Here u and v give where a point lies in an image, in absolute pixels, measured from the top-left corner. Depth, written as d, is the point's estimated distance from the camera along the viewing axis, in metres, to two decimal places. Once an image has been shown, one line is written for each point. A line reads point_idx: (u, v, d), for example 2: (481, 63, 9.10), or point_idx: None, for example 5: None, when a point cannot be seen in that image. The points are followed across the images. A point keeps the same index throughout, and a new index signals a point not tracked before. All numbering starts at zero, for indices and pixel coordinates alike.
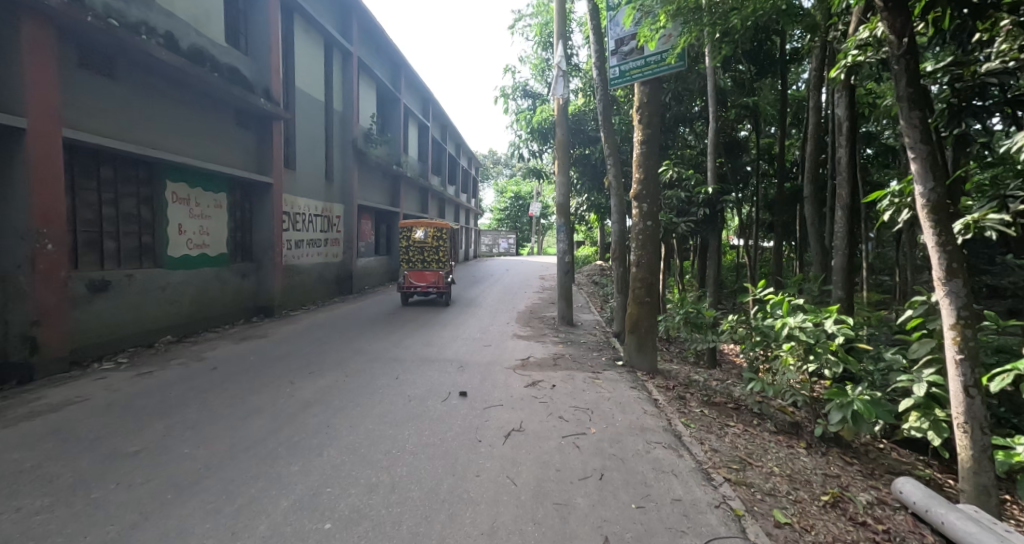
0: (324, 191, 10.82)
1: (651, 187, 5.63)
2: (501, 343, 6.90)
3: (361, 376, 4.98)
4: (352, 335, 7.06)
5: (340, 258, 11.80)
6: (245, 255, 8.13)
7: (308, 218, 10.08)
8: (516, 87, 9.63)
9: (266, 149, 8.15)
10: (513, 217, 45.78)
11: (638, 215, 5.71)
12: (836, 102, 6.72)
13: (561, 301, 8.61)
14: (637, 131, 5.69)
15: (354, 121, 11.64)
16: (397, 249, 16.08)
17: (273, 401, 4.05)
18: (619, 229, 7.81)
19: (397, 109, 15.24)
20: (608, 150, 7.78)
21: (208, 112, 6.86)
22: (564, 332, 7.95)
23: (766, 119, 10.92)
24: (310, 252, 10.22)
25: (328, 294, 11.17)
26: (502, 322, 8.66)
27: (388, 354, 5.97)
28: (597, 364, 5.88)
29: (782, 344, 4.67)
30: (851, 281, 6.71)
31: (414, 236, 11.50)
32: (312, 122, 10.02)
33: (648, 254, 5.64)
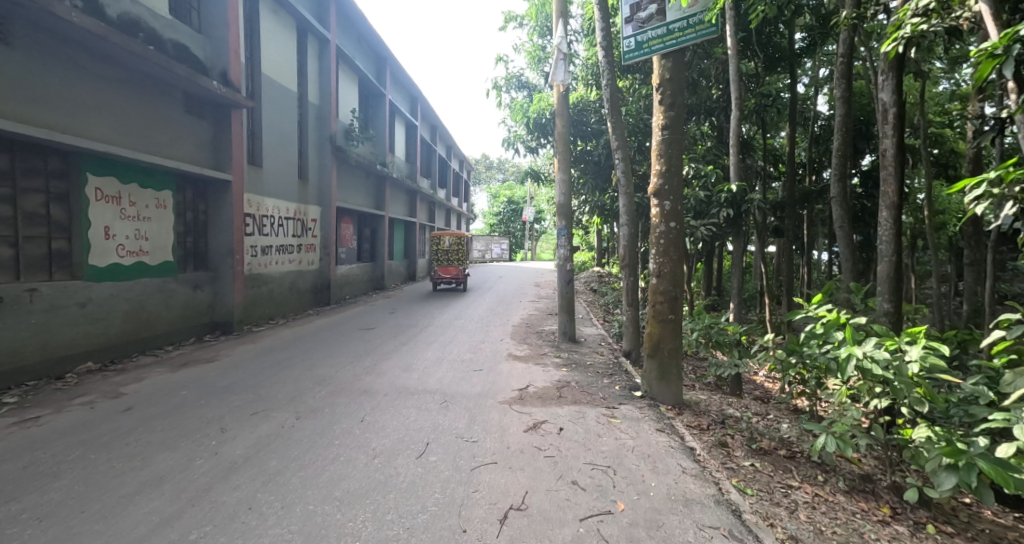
0: (297, 191, 9.78)
1: (675, 181, 4.68)
2: (494, 366, 5.90)
3: (317, 417, 3.93)
4: (320, 357, 6.00)
5: (317, 265, 10.76)
6: (200, 263, 7.05)
7: (277, 221, 9.02)
8: (509, 78, 8.65)
9: (223, 142, 7.10)
10: (506, 223, 44.79)
11: (660, 216, 4.76)
12: (881, 88, 5.85)
13: (562, 314, 7.66)
14: (657, 115, 4.73)
15: (331, 114, 10.66)
16: (383, 256, 15.04)
17: (186, 462, 2.99)
18: (629, 233, 6.87)
19: (381, 106, 14.27)
20: (616, 143, 6.84)
21: (147, 95, 5.81)
22: (566, 351, 6.98)
23: (781, 114, 10.06)
24: (279, 259, 9.16)
25: (302, 306, 10.09)
26: (496, 339, 7.63)
27: (358, 384, 4.92)
28: (609, 395, 4.89)
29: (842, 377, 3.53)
30: (899, 293, 5.78)
31: (442, 243, 16.17)
32: (282, 114, 9.01)
33: (671, 262, 4.69)
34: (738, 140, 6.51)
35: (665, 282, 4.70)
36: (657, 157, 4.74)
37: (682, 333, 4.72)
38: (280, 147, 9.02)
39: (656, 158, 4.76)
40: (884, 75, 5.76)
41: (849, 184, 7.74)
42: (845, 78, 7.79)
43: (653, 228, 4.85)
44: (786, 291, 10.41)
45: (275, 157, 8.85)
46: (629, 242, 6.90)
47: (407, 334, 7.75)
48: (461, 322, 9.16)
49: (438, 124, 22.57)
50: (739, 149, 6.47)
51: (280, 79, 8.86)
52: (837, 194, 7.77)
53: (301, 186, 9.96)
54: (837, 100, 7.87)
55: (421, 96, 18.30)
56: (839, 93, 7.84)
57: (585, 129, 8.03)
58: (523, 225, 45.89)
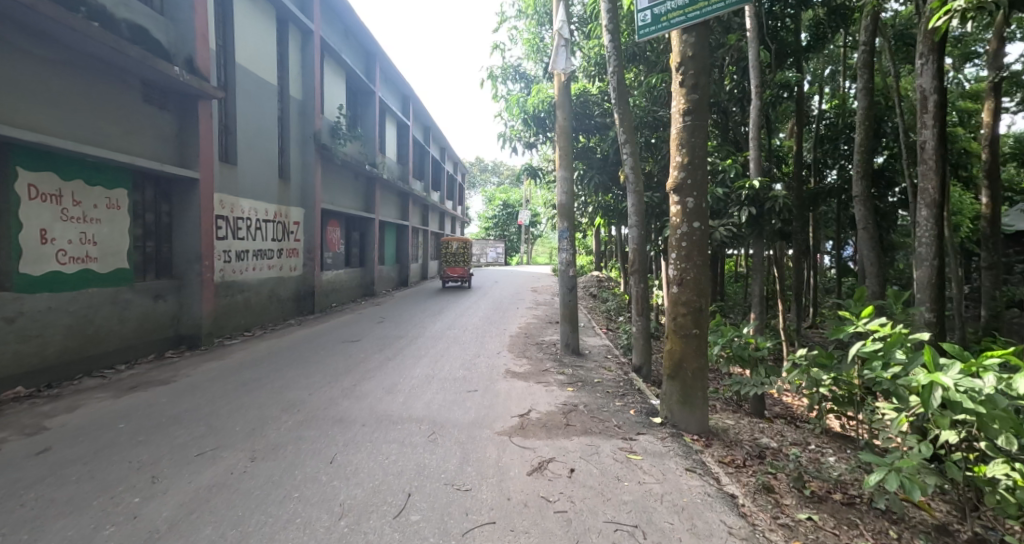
0: (277, 191, 9.11)
1: (699, 172, 4.07)
2: (490, 386, 5.25)
3: (277, 457, 3.24)
4: (293, 377, 5.30)
5: (299, 271, 10.08)
6: (162, 270, 6.35)
7: (253, 224, 8.34)
8: (506, 68, 8.03)
9: (189, 135, 6.40)
10: (502, 227, 44.16)
11: (681, 215, 4.14)
12: (919, 73, 5.29)
13: (565, 324, 7.04)
14: (677, 97, 4.12)
15: (315, 110, 10.01)
16: (373, 261, 14.37)
17: (91, 531, 2.29)
18: (638, 236, 6.26)
19: (370, 103, 13.64)
20: (623, 136, 6.24)
21: (94, 80, 5.13)
22: (569, 366, 6.36)
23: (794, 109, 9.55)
24: (257, 265, 8.47)
25: (283, 316, 9.38)
26: (492, 352, 6.98)
27: (332, 411, 4.22)
28: (623, 423, 4.24)
29: (922, 404, 2.82)
30: (941, 301, 5.20)
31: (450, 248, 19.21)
32: (260, 108, 8.34)
33: (695, 267, 4.07)
34: (758, 133, 5.93)
35: (688, 290, 4.08)
36: (677, 145, 4.12)
37: (707, 350, 4.10)
38: (258, 144, 8.35)
39: (675, 147, 4.15)
40: (923, 58, 5.22)
41: (874, 182, 7.20)
42: (868, 67, 7.24)
43: (672, 230, 4.23)
44: (795, 297, 9.90)
45: (252, 154, 8.17)
46: (638, 246, 6.29)
47: (395, 348, 7.07)
48: (454, 333, 8.49)
49: (431, 124, 21.94)
50: (760, 142, 5.88)
51: (257, 71, 8.20)
52: (860, 193, 7.22)
53: (281, 187, 9.28)
54: (857, 93, 7.34)
55: (413, 95, 17.68)
56: (860, 85, 7.31)
57: (588, 122, 7.43)
58: (519, 228, 45.30)
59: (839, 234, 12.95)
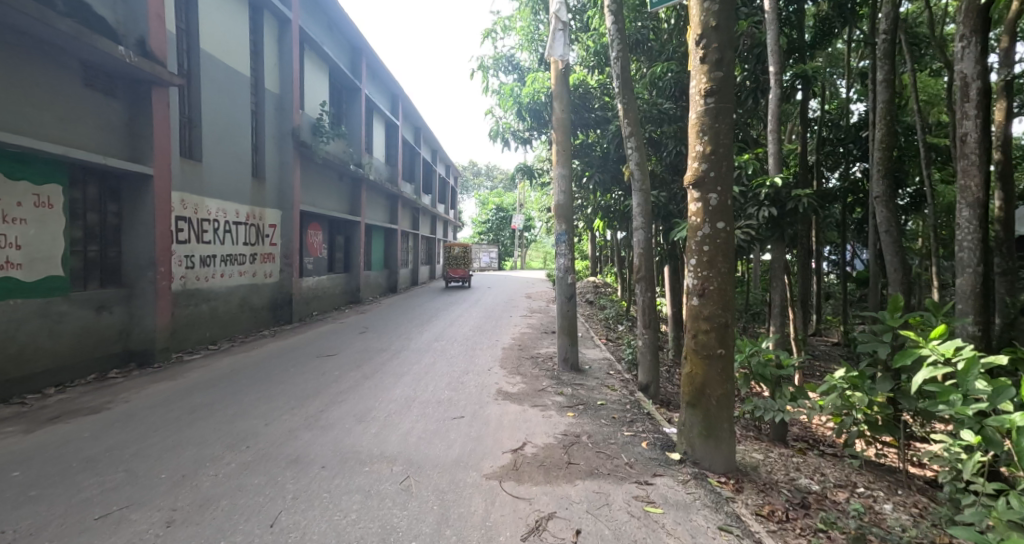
0: (250, 191, 8.41)
1: (724, 165, 3.45)
2: (479, 411, 4.58)
3: (203, 518, 2.53)
4: (251, 402, 4.59)
5: (276, 278, 9.36)
6: (109, 277, 5.61)
7: (222, 226, 7.62)
8: (497, 58, 7.41)
9: (141, 126, 5.68)
10: (495, 231, 43.45)
11: (701, 215, 3.53)
12: (958, 58, 4.73)
13: (562, 337, 6.41)
14: (697, 77, 3.51)
15: (294, 105, 9.36)
16: (358, 266, 13.67)
17: None
18: (645, 240, 5.64)
19: (356, 101, 13.01)
20: (628, 129, 5.63)
21: (18, 58, 4.43)
22: (568, 383, 5.73)
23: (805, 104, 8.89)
24: (225, 271, 7.75)
25: (256, 326, 8.64)
26: (482, 368, 6.31)
27: (288, 449, 3.51)
28: (634, 460, 3.58)
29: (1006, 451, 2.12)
30: (988, 313, 4.61)
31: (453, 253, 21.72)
32: (229, 100, 7.65)
33: (719, 276, 3.46)
34: (778, 126, 5.35)
35: (711, 303, 3.46)
36: (697, 131, 3.51)
37: (733, 374, 3.47)
38: (228, 139, 7.66)
39: (695, 133, 3.53)
40: (964, 41, 4.66)
41: (895, 182, 6.65)
42: (889, 58, 6.70)
43: (691, 232, 3.63)
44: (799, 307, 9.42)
45: (220, 150, 7.47)
46: (644, 250, 5.67)
47: (375, 364, 6.36)
48: (441, 345, 7.81)
49: (422, 125, 21.33)
50: (779, 136, 5.30)
51: (226, 60, 7.54)
52: (881, 193, 6.67)
53: (254, 186, 8.57)
54: (877, 85, 6.79)
55: (401, 93, 17.08)
56: (880, 77, 6.76)
57: (588, 116, 6.82)
58: (512, 233, 44.74)
59: (845, 238, 12.45)
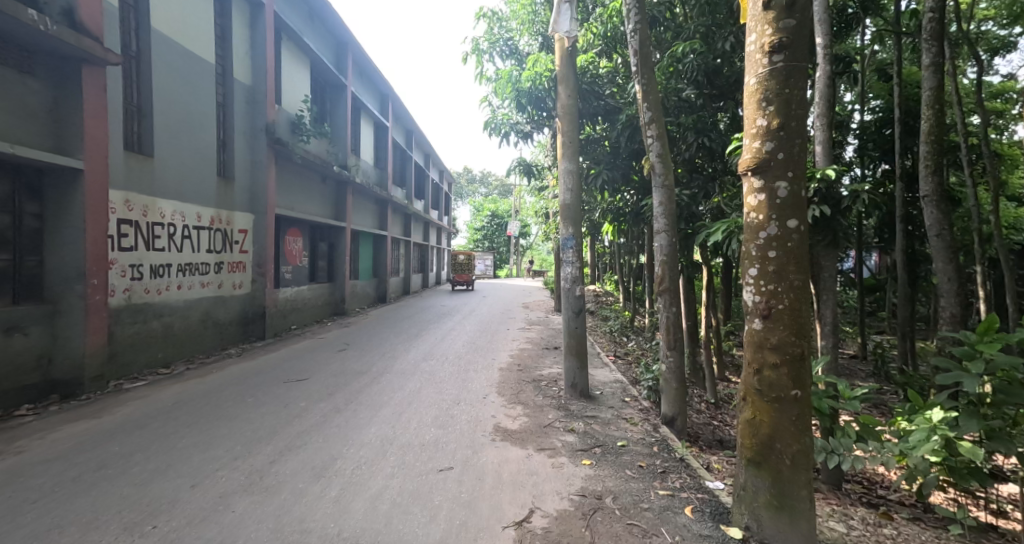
0: (216, 192, 7.49)
1: (797, 143, 2.59)
2: (473, 460, 3.67)
3: None
4: (185, 448, 3.63)
5: (246, 289, 8.41)
6: (24, 290, 4.65)
7: (180, 232, 6.68)
8: (492, 39, 6.59)
9: (67, 111, 4.76)
10: (489, 238, 42.55)
11: (764, 211, 2.68)
12: None
13: (570, 359, 5.53)
14: (757, 29, 2.66)
15: (268, 98, 8.49)
16: (344, 276, 12.76)
17: None
18: (669, 244, 4.79)
19: (341, 99, 12.19)
20: (647, 114, 4.81)
21: None
22: (579, 416, 4.83)
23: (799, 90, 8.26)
24: (183, 283, 6.79)
25: (221, 344, 7.67)
26: (477, 396, 5.41)
27: (210, 529, 2.57)
28: (681, 539, 2.65)
29: None
30: None
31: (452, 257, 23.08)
32: (188, 89, 6.75)
33: (791, 291, 2.60)
34: (825, 110, 4.54)
35: (782, 326, 2.59)
36: (758, 99, 2.65)
37: (811, 423, 2.59)
38: (188, 133, 6.75)
39: (755, 103, 2.68)
40: None
41: (947, 178, 5.84)
42: (937, 39, 5.89)
43: (749, 234, 2.78)
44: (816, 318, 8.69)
45: (177, 145, 6.55)
46: (668, 258, 4.82)
47: (351, 392, 5.45)
48: (430, 366, 6.88)
49: (414, 128, 20.53)
50: (828, 121, 4.48)
51: (185, 43, 6.66)
52: (931, 191, 5.84)
53: (221, 187, 7.64)
54: (922, 70, 5.96)
55: (392, 93, 16.34)
56: (926, 61, 5.91)
57: (597, 103, 6.02)
58: (507, 240, 43.86)
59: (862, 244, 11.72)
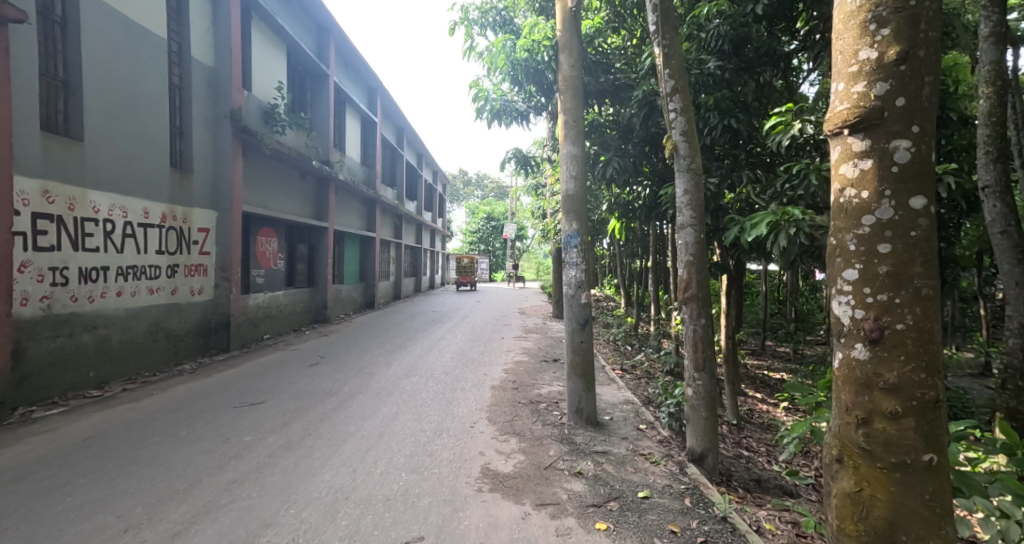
0: (168, 185, 6.59)
1: (927, 83, 1.65)
2: (453, 524, 2.78)
3: None
4: (64, 511, 2.72)
5: (208, 295, 7.49)
6: None
7: (120, 230, 5.76)
8: (483, 7, 5.98)
9: None
10: (485, 241, 41.69)
11: (872, 187, 1.71)
12: None
13: (575, 380, 4.66)
14: None
15: (233, 82, 7.60)
16: (325, 280, 11.85)
17: None
18: (696, 242, 3.94)
19: (323, 89, 11.34)
20: (669, 83, 3.99)
21: None
22: (587, 453, 3.96)
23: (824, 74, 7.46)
24: (126, 288, 5.87)
25: (175, 357, 6.73)
26: (464, 426, 4.52)
27: None
28: None
29: None
30: None
31: None
32: (132, 65, 5.86)
33: (919, 308, 1.62)
34: None
35: (903, 359, 1.64)
36: (863, 19, 1.73)
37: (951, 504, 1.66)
38: (130, 116, 5.85)
39: (856, 25, 1.75)
40: None
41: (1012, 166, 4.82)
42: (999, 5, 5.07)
43: (845, 220, 1.81)
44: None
45: (118, 129, 5.66)
46: (695, 258, 3.96)
47: (312, 420, 4.56)
48: (413, 385, 5.99)
49: (405, 125, 19.69)
50: None
51: (127, 12, 5.78)
52: (992, 181, 4.77)
53: (175, 180, 6.73)
54: (980, 42, 5.13)
55: (380, 87, 15.50)
56: (985, 31, 5.09)
57: (604, 79, 5.23)
58: (504, 243, 43.01)
59: None
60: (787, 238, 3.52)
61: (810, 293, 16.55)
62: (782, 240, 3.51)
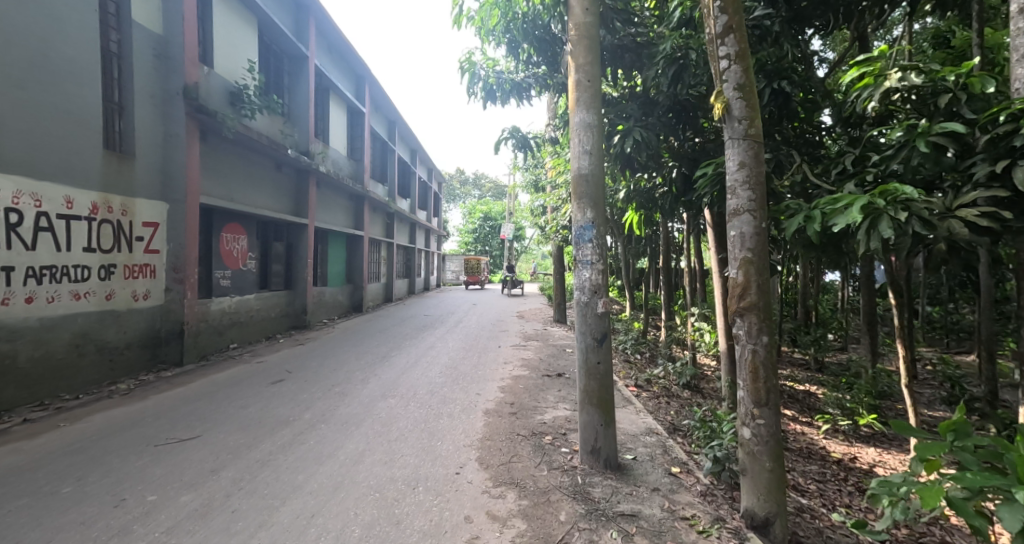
0: (100, 170, 5.54)
1: None
2: None
3: None
4: None
5: (156, 300, 6.43)
6: None
7: (30, 222, 4.73)
8: None
9: None
10: (482, 241, 40.56)
11: None
12: None
13: (588, 413, 3.66)
14: None
15: (186, 54, 6.58)
16: (304, 282, 10.80)
17: None
18: (756, 234, 2.94)
19: (302, 72, 10.31)
20: (720, 20, 2.99)
21: None
22: (609, 517, 2.94)
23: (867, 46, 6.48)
24: (39, 293, 4.83)
25: (110, 374, 5.68)
26: (447, 473, 3.48)
27: None
28: None
29: None
30: None
31: None
32: (48, 23, 4.84)
33: None
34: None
35: None
36: None
37: None
38: (45, 85, 4.84)
39: None
40: None
41: None
42: None
43: None
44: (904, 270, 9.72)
45: (26, 99, 4.65)
46: (755, 255, 2.95)
47: (250, 464, 3.52)
48: (390, 411, 4.95)
49: (397, 119, 18.71)
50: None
51: None
52: None
53: (111, 165, 5.70)
54: None
55: (368, 75, 14.53)
56: None
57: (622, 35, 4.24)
58: (501, 244, 41.90)
59: None
60: (891, 229, 2.49)
61: (826, 295, 15.57)
62: (885, 232, 2.47)
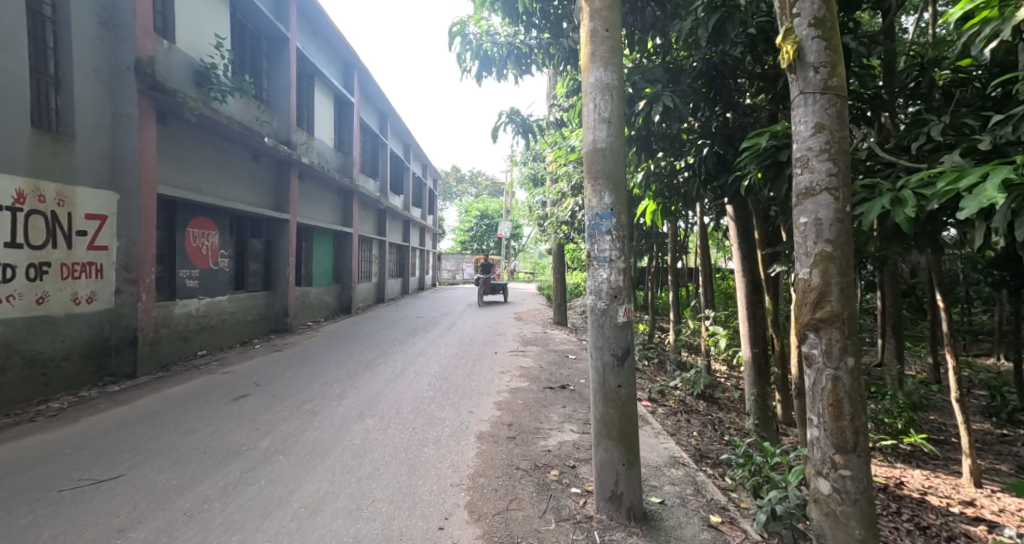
0: (28, 151, 4.75)
1: None
2: None
3: None
4: None
5: (104, 304, 5.64)
6: None
7: None
8: None
9: None
10: (479, 240, 39.64)
11: None
12: None
13: (607, 450, 2.91)
14: None
15: (139, 23, 5.79)
16: (286, 282, 10.01)
17: None
18: (839, 222, 2.19)
19: (283, 55, 9.54)
20: None
21: None
22: None
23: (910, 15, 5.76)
24: None
25: (42, 391, 4.89)
26: (428, 529, 2.72)
27: None
28: None
29: None
30: None
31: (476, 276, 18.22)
32: None
33: None
34: None
35: None
36: None
37: None
38: None
39: None
40: None
41: None
42: None
43: None
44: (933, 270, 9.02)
45: None
46: (838, 248, 2.18)
47: (173, 518, 2.73)
48: (366, 436, 4.18)
49: (388, 112, 17.89)
50: None
51: None
52: None
53: (42, 146, 4.90)
54: None
55: (358, 63, 13.77)
56: None
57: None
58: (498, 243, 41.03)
59: None
60: None
61: None
62: None
